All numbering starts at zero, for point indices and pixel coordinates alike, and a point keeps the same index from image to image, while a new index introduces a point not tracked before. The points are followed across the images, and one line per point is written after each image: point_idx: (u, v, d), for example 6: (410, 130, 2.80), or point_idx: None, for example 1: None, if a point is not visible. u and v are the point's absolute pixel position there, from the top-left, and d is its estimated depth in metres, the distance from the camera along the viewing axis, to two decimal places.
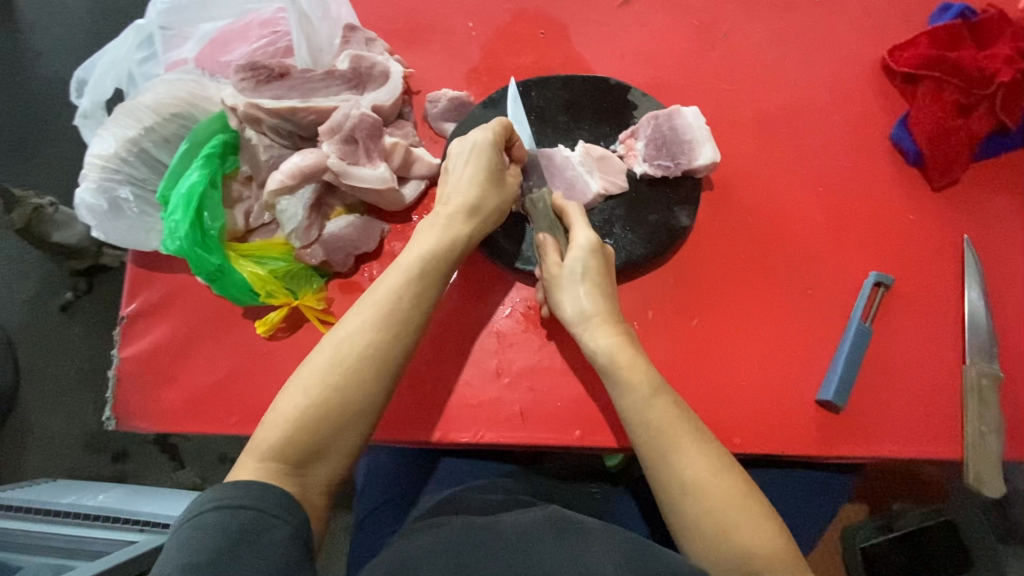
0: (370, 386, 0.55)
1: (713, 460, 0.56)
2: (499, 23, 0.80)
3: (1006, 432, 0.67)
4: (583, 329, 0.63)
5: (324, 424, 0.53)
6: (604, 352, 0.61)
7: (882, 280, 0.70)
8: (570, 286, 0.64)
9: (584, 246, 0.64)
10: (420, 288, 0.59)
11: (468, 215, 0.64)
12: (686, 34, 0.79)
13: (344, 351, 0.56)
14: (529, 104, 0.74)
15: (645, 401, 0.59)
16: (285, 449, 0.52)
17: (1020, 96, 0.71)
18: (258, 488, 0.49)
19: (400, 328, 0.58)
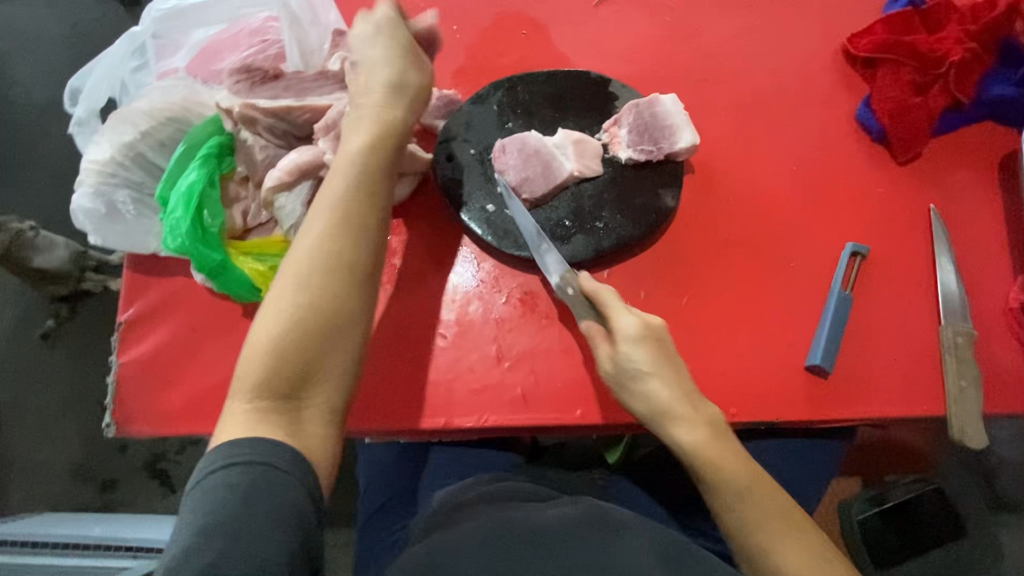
0: (341, 295, 0.56)
1: (782, 510, 0.61)
2: (482, 25, 0.83)
3: (984, 388, 0.71)
4: (664, 425, 0.63)
5: (302, 341, 0.54)
6: (693, 450, 0.62)
7: (858, 250, 0.74)
8: (638, 383, 0.63)
9: (632, 335, 0.64)
10: (368, 195, 0.60)
11: (393, 101, 0.64)
12: (660, 30, 0.83)
13: (304, 270, 0.56)
14: (515, 100, 0.77)
15: (732, 494, 0.61)
16: (272, 382, 0.53)
17: (971, 75, 0.77)
18: (263, 444, 0.50)
19: (356, 234, 0.58)
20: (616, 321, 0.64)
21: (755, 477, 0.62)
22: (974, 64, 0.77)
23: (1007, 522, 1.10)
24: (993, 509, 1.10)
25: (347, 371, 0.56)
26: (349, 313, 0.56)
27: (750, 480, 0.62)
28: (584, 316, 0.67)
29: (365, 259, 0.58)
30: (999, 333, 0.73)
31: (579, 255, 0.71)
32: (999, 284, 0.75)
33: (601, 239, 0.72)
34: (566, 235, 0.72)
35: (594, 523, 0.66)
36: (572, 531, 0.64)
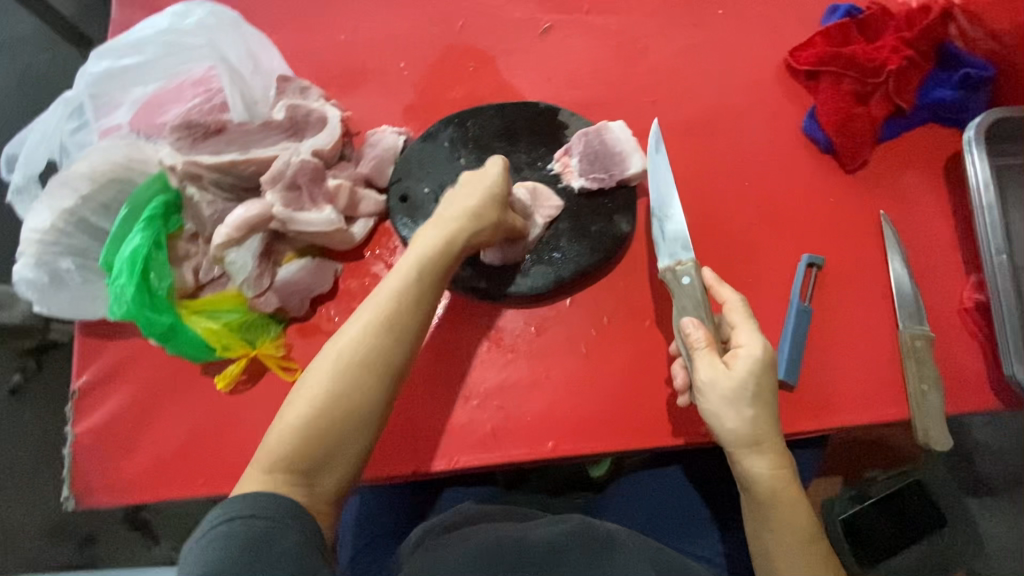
0: (369, 393, 0.55)
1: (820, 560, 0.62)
2: (430, 61, 0.83)
3: (945, 389, 0.72)
4: (741, 452, 0.62)
5: (328, 430, 0.54)
6: (762, 480, 0.62)
7: (814, 261, 0.75)
8: (737, 404, 0.61)
9: (753, 360, 0.61)
10: (420, 291, 0.59)
11: (468, 222, 0.63)
12: (607, 55, 0.84)
13: (343, 359, 0.55)
14: (465, 135, 0.76)
15: (787, 532, 0.62)
16: (290, 460, 0.53)
17: (910, 81, 0.79)
18: (268, 500, 0.50)
19: (397, 330, 0.57)
20: (736, 358, 0.62)
21: (808, 529, 0.62)
22: (911, 70, 0.79)
23: (988, 505, 1.12)
24: (972, 493, 1.13)
25: (356, 463, 0.56)
26: (371, 412, 0.55)
27: (803, 528, 0.62)
28: (690, 319, 0.65)
29: (403, 361, 0.57)
30: (956, 332, 0.74)
31: (539, 287, 0.72)
32: (953, 283, 0.76)
33: (559, 269, 0.72)
34: (525, 267, 0.73)
35: (582, 540, 0.65)
36: (559, 550, 0.64)
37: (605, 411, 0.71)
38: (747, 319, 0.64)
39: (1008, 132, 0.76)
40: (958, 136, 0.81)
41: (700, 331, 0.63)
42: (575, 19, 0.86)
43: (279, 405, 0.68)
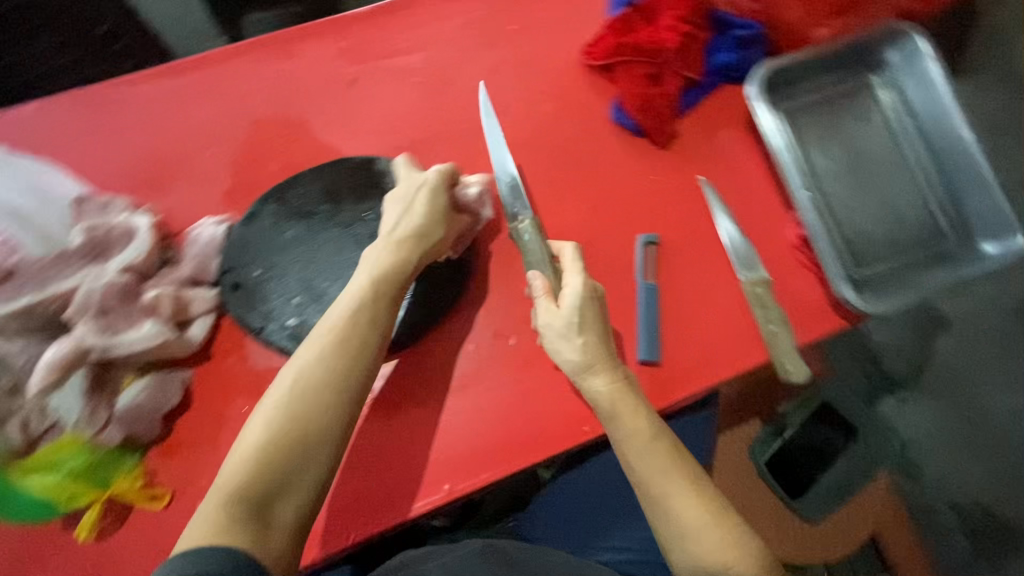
0: (325, 417, 0.59)
1: (673, 462, 0.64)
2: (240, 141, 0.82)
3: (793, 323, 0.77)
4: (581, 377, 0.67)
5: (287, 451, 0.57)
6: (602, 397, 0.66)
7: (650, 240, 0.79)
8: (568, 337, 0.67)
9: (577, 292, 0.68)
10: (372, 310, 0.65)
11: (415, 241, 0.69)
12: (415, 93, 0.85)
13: (300, 383, 0.59)
14: (288, 208, 0.74)
15: (637, 443, 0.65)
16: (248, 490, 0.54)
17: (693, 54, 0.83)
18: (229, 556, 0.50)
19: (354, 351, 0.62)
20: (563, 291, 0.69)
21: (654, 432, 0.65)
22: (691, 44, 0.83)
23: (904, 398, 1.23)
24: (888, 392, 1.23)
25: (318, 488, 0.58)
26: (330, 434, 0.59)
27: (648, 436, 0.65)
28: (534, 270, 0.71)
29: (354, 390, 0.61)
30: (792, 269, 0.79)
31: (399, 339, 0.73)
32: (780, 224, 0.81)
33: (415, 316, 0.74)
34: None
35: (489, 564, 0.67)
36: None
37: (490, 439, 0.71)
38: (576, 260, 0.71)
39: (783, 79, 0.82)
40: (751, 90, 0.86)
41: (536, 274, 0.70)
42: (376, 67, 0.86)
43: (156, 535, 0.65)
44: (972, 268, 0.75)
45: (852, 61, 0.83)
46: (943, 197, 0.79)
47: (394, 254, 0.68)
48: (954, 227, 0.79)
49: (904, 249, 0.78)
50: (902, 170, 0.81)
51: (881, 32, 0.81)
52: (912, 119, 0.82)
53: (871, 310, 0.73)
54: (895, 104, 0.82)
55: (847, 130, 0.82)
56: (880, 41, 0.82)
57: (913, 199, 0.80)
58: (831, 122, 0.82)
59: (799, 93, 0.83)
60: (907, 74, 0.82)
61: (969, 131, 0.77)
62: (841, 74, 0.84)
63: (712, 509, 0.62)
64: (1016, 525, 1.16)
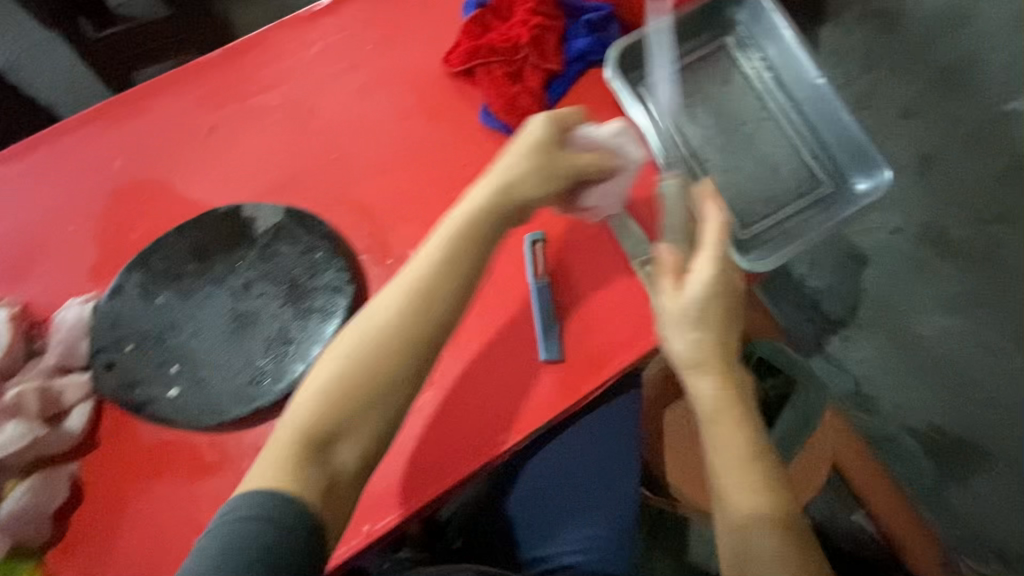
0: (394, 359, 0.56)
1: (767, 485, 0.59)
2: (100, 212, 0.78)
3: None
4: (687, 373, 0.63)
5: (348, 398, 0.55)
6: (706, 398, 0.62)
7: (536, 238, 0.75)
8: (680, 328, 0.63)
9: (705, 282, 0.62)
10: (451, 248, 0.61)
11: (499, 188, 0.64)
12: (279, 130, 0.82)
13: (371, 329, 0.57)
14: (154, 273, 0.71)
15: (738, 460, 0.59)
16: (311, 432, 0.54)
17: (548, 46, 0.82)
18: (262, 497, 0.50)
19: (430, 298, 0.59)
20: (690, 278, 0.63)
21: (756, 454, 0.60)
22: (544, 36, 0.82)
23: (849, 336, 1.14)
24: (830, 333, 1.14)
25: (387, 430, 0.56)
26: (395, 389, 0.56)
27: (743, 452, 0.59)
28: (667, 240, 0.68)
29: (439, 329, 0.59)
30: None
31: (283, 389, 0.67)
32: None
33: (302, 361, 0.68)
34: (263, 374, 0.68)
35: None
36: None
37: (404, 470, 0.70)
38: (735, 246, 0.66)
39: (639, 55, 0.82)
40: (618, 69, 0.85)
41: (671, 254, 0.64)
42: (235, 109, 0.83)
43: None
44: (850, 210, 0.76)
45: (707, 25, 0.84)
46: (814, 145, 0.80)
47: (489, 200, 0.64)
48: (828, 173, 0.79)
49: (783, 202, 0.79)
50: (771, 125, 0.81)
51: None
52: (774, 78, 0.82)
53: (755, 267, 0.72)
54: (754, 61, 0.83)
55: (710, 95, 0.83)
56: (726, 3, 0.83)
57: (785, 151, 0.80)
58: (693, 90, 0.83)
59: (658, 66, 0.84)
60: (764, 33, 0.82)
61: (823, 77, 0.78)
62: (698, 40, 0.84)
63: (784, 534, 0.57)
64: (970, 437, 1.09)
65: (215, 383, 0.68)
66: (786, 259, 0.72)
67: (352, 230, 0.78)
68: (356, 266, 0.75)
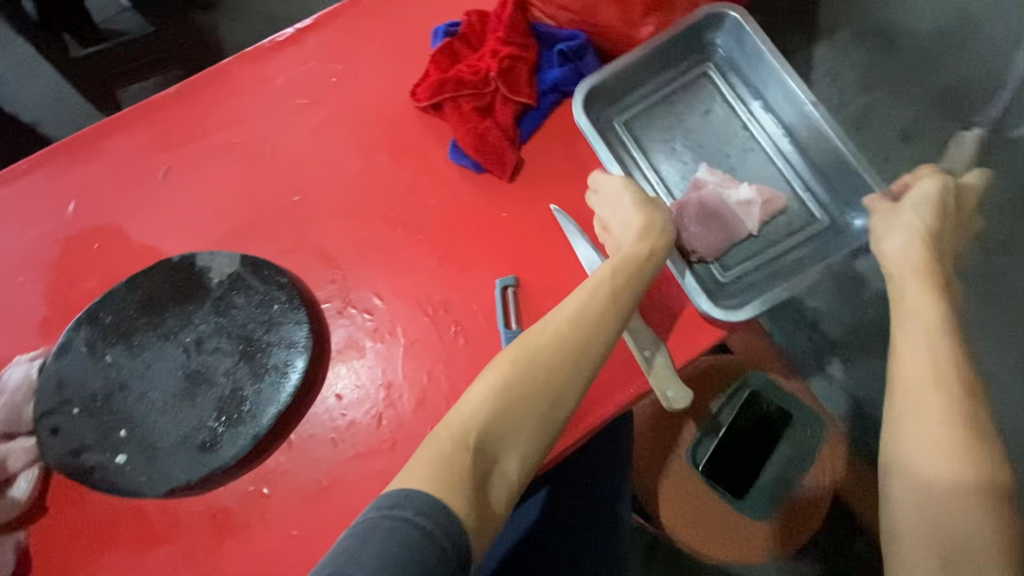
0: (560, 383, 0.57)
1: (957, 405, 0.51)
2: (52, 261, 0.75)
3: (669, 343, 0.71)
4: (888, 271, 0.62)
5: (519, 415, 0.56)
6: (908, 300, 0.58)
7: (507, 283, 0.72)
8: (897, 228, 0.63)
9: (942, 190, 0.63)
10: (602, 292, 0.61)
11: (650, 233, 0.65)
12: (236, 171, 0.79)
13: (553, 339, 0.58)
14: (104, 330, 0.68)
15: (929, 368, 0.53)
16: (472, 449, 0.54)
17: (521, 77, 0.78)
18: (425, 501, 0.49)
19: (593, 328, 0.59)
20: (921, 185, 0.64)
21: (954, 374, 0.53)
22: (516, 67, 0.78)
23: (848, 360, 1.15)
24: (828, 356, 1.17)
25: (534, 463, 0.57)
26: (537, 439, 0.56)
27: (938, 358, 0.53)
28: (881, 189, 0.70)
29: (569, 400, 0.58)
30: (664, 283, 0.73)
31: (234, 454, 0.64)
32: None
33: (256, 423, 0.65)
34: (215, 439, 0.64)
35: None
36: None
37: None
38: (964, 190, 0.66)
39: (614, 87, 0.79)
40: (602, 104, 0.80)
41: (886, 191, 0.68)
42: (192, 150, 0.80)
43: None
44: (846, 247, 0.71)
45: (688, 50, 0.81)
46: (802, 179, 0.77)
47: (640, 251, 0.64)
48: (824, 210, 0.75)
49: (771, 241, 0.74)
50: (757, 156, 0.78)
51: (704, 16, 0.78)
52: (760, 108, 0.79)
53: (731, 315, 0.68)
54: (739, 90, 0.80)
55: (693, 125, 0.80)
56: (704, 28, 0.80)
57: (773, 185, 0.76)
58: (675, 121, 0.80)
59: (636, 98, 0.81)
60: (749, 63, 0.79)
61: (812, 103, 0.74)
62: (678, 67, 0.81)
63: (971, 469, 0.49)
64: None
65: (164, 449, 0.64)
66: (763, 307, 0.67)
67: (313, 279, 0.75)
68: (316, 316, 0.72)
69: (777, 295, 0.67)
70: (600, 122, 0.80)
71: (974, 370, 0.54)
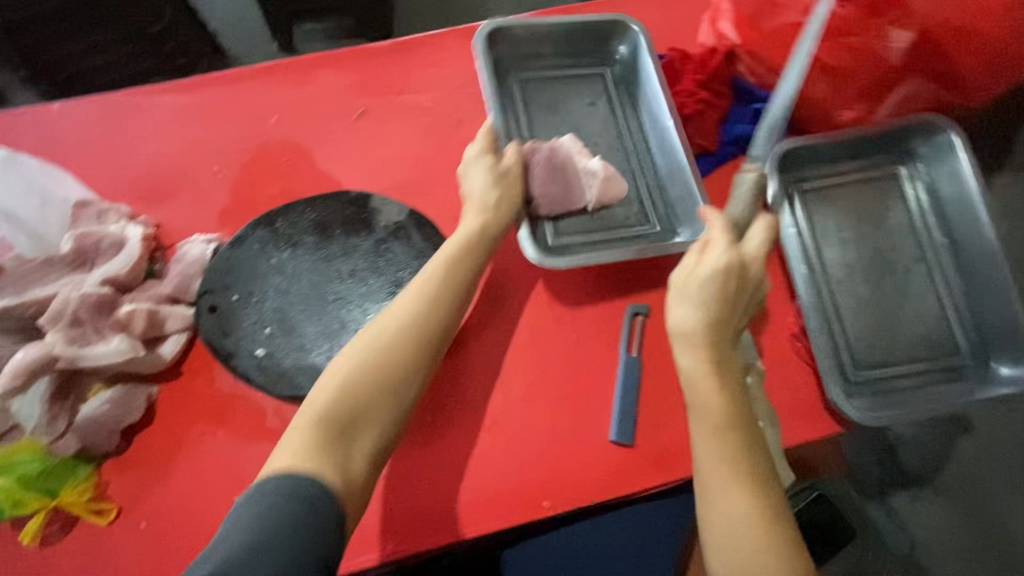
0: (408, 355, 0.60)
1: (757, 513, 0.56)
2: (244, 161, 0.83)
3: (784, 421, 0.72)
4: (682, 343, 0.62)
5: (378, 379, 0.58)
6: (695, 371, 0.61)
7: (638, 310, 0.76)
8: (685, 300, 0.63)
9: (727, 260, 0.62)
10: (454, 269, 0.66)
11: (491, 215, 0.71)
12: (422, 132, 0.85)
13: (395, 322, 0.62)
14: (275, 236, 0.75)
15: (721, 487, 0.57)
16: (332, 412, 0.55)
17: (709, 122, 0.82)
18: (294, 474, 0.50)
19: (440, 303, 0.64)
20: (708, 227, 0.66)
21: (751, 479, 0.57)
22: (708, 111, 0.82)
23: (918, 496, 1.05)
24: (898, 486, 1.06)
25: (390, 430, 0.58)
26: (394, 409, 0.58)
27: (728, 455, 0.58)
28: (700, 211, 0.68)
29: (417, 373, 0.61)
30: (788, 359, 0.75)
31: None
32: (784, 307, 0.78)
33: None
34: None
35: None
36: None
37: (441, 496, 0.67)
38: (723, 229, 0.65)
39: (532, 45, 0.85)
40: (511, 60, 0.85)
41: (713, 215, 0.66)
42: (389, 101, 0.87)
43: (98, 554, 0.65)
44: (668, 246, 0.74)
45: (592, 47, 0.87)
46: (657, 193, 0.81)
47: (473, 233, 0.69)
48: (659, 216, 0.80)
49: (600, 224, 0.79)
50: (642, 171, 0.82)
51: (612, 22, 0.85)
52: (633, 110, 0.85)
53: (545, 262, 0.72)
54: (612, 76, 0.87)
55: (572, 113, 0.84)
56: (614, 35, 0.86)
57: (625, 175, 0.81)
58: (561, 100, 0.85)
59: (540, 62, 0.86)
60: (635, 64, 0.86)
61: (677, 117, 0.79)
62: (580, 61, 0.87)
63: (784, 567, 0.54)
64: None
65: (302, 357, 0.70)
66: (571, 263, 0.72)
67: None
68: None
69: (583, 260, 0.72)
70: (501, 69, 0.85)
71: (765, 462, 0.59)
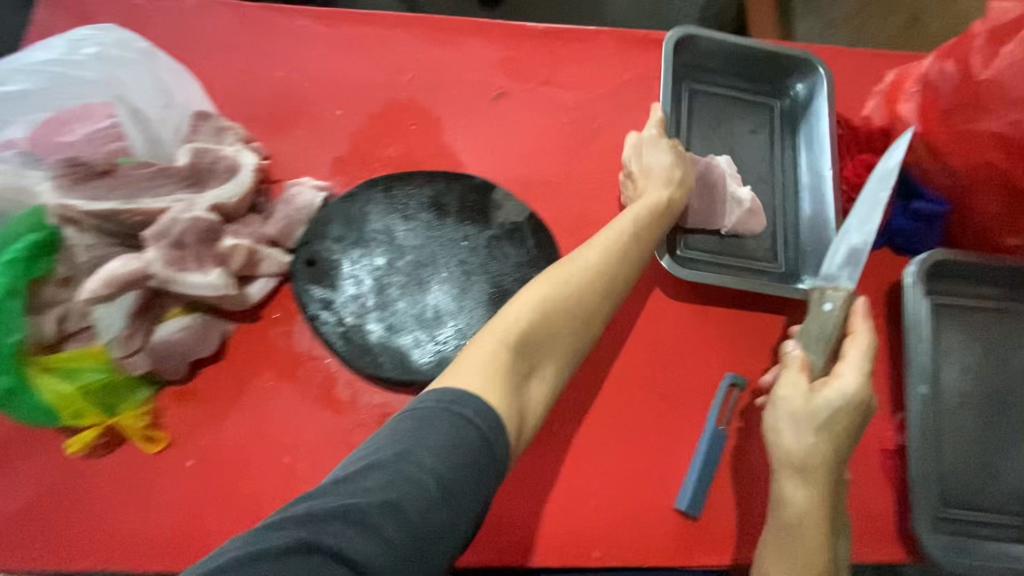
0: (599, 299, 0.58)
1: None
2: (370, 112, 0.78)
3: (854, 536, 0.69)
4: (785, 471, 0.59)
5: (567, 314, 0.56)
6: (797, 500, 0.57)
7: (736, 382, 0.72)
8: (798, 424, 0.58)
9: (850, 390, 0.57)
10: (647, 223, 0.65)
11: (677, 185, 0.69)
12: (558, 132, 0.80)
13: (592, 267, 0.59)
14: (388, 202, 0.72)
15: None
16: (524, 338, 0.52)
17: None
18: (480, 395, 0.44)
19: (630, 262, 0.62)
20: (847, 346, 0.60)
21: None
22: None
23: None
24: None
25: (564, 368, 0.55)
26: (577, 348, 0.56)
27: None
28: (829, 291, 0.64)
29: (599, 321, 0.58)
30: (871, 472, 0.72)
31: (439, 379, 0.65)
32: (881, 418, 0.74)
33: None
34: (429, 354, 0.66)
35: None
36: None
37: (496, 517, 0.65)
38: (861, 354, 0.59)
39: (708, 59, 0.82)
40: (683, 63, 0.82)
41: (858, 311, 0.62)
42: (531, 90, 0.81)
43: (136, 480, 0.63)
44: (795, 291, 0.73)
45: (765, 72, 0.83)
46: (791, 233, 0.78)
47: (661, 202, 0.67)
48: (787, 260, 0.77)
49: (731, 250, 0.76)
50: (781, 211, 0.79)
51: (801, 57, 0.81)
52: (789, 149, 0.82)
53: (674, 268, 0.71)
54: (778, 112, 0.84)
55: (733, 134, 0.81)
56: (795, 72, 0.83)
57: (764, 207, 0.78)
58: (722, 117, 0.82)
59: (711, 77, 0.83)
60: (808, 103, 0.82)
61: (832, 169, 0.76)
62: (751, 84, 0.84)
63: None
64: None
65: (388, 336, 0.67)
66: (703, 279, 0.70)
67: None
68: None
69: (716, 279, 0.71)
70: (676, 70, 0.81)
71: None
